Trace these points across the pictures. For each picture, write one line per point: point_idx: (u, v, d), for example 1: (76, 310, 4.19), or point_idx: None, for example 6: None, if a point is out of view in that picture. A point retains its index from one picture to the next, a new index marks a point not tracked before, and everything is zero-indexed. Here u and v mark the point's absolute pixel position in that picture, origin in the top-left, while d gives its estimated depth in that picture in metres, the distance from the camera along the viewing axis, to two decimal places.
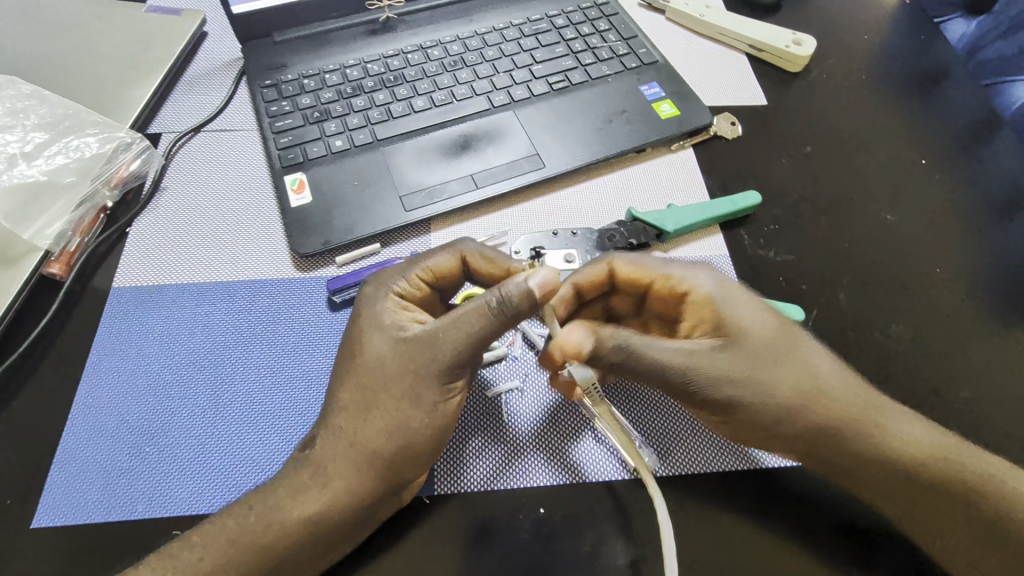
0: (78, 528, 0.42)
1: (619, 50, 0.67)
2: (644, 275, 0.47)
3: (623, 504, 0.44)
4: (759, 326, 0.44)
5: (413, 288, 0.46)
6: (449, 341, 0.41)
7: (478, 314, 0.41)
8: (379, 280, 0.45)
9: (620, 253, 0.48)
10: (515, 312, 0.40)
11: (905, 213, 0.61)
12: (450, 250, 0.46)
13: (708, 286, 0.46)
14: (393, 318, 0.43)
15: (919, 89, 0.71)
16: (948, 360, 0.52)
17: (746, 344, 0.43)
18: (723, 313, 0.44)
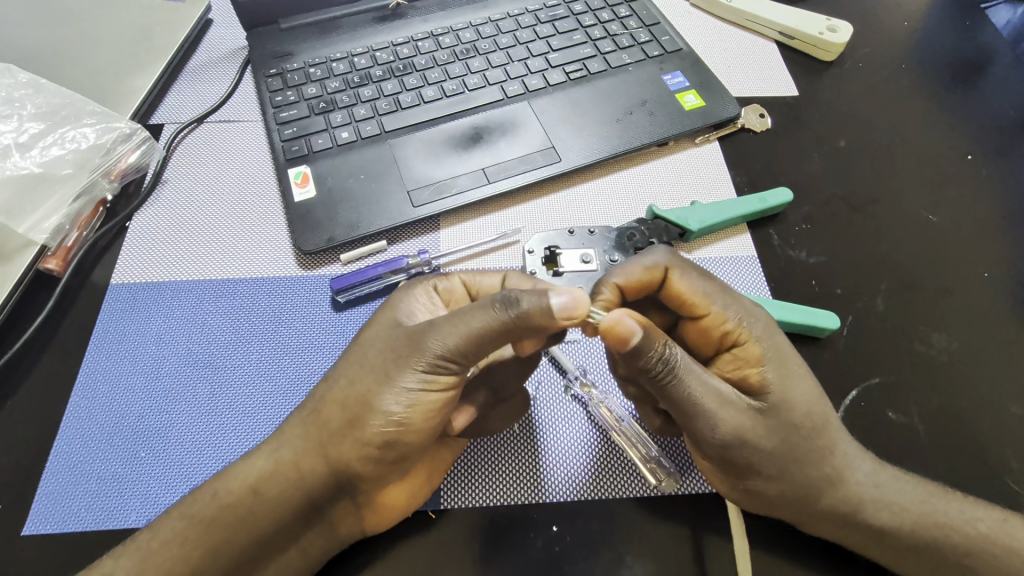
0: (68, 536, 0.40)
1: (640, 37, 0.64)
2: (707, 296, 0.41)
3: (642, 523, 0.41)
4: (804, 402, 0.38)
5: (453, 295, 0.44)
6: (443, 337, 0.37)
7: (479, 313, 0.37)
8: (420, 280, 0.44)
9: (685, 265, 0.42)
10: (519, 314, 0.36)
11: (947, 212, 0.56)
12: (499, 275, 0.45)
13: (763, 345, 0.40)
14: (416, 308, 0.42)
15: (963, 79, 0.66)
16: (995, 373, 0.48)
17: (781, 417, 0.38)
18: (770, 381, 0.38)
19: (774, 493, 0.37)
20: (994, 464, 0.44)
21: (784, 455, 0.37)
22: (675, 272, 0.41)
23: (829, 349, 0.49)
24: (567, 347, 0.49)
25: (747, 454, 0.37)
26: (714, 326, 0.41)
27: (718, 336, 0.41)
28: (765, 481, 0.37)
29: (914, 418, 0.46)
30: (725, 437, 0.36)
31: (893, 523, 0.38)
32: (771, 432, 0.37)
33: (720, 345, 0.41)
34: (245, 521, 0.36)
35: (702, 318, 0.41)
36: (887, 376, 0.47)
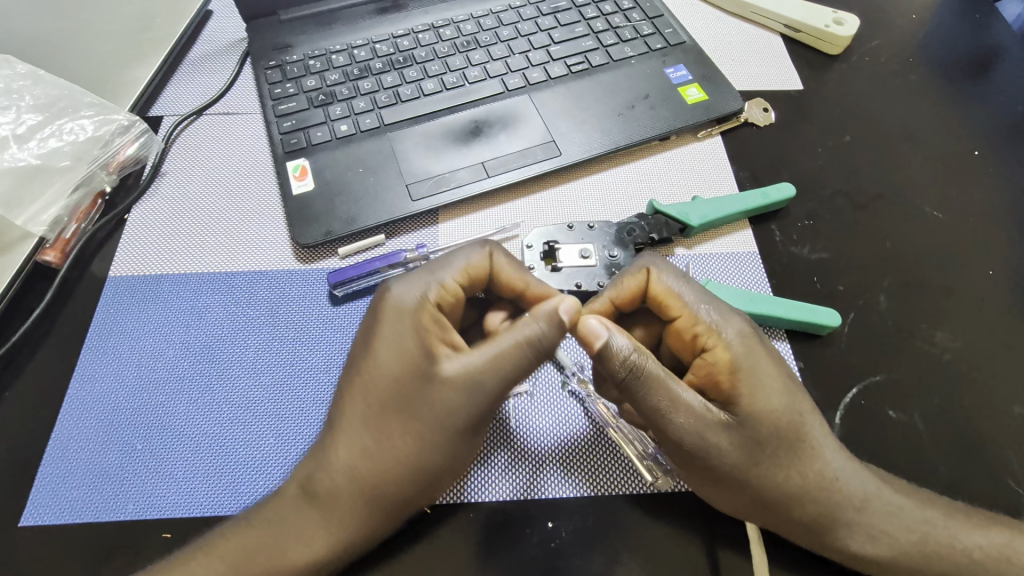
0: (64, 528, 0.40)
1: (643, 30, 0.63)
2: (685, 300, 0.41)
3: (638, 520, 0.41)
4: (776, 413, 0.38)
5: (447, 293, 0.41)
6: (479, 373, 0.37)
7: (510, 347, 0.38)
8: (409, 281, 0.40)
9: (666, 268, 0.42)
10: (546, 341, 0.39)
11: (953, 208, 0.56)
12: (481, 249, 0.43)
13: (733, 351, 0.39)
14: (418, 333, 0.38)
15: (972, 73, 0.65)
16: (998, 372, 0.48)
17: (749, 426, 0.37)
18: (738, 389, 0.38)
19: (771, 492, 0.37)
20: (995, 464, 0.44)
21: (755, 463, 0.37)
22: (654, 273, 0.42)
23: (830, 347, 0.48)
24: (565, 342, 0.49)
25: (711, 460, 0.37)
26: (685, 328, 0.40)
27: (690, 339, 0.40)
28: (758, 480, 0.37)
29: (915, 417, 0.45)
30: (689, 444, 0.37)
31: (892, 523, 0.37)
32: (741, 440, 0.37)
33: (693, 348, 0.41)
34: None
35: (675, 320, 0.41)
36: (888, 375, 0.47)
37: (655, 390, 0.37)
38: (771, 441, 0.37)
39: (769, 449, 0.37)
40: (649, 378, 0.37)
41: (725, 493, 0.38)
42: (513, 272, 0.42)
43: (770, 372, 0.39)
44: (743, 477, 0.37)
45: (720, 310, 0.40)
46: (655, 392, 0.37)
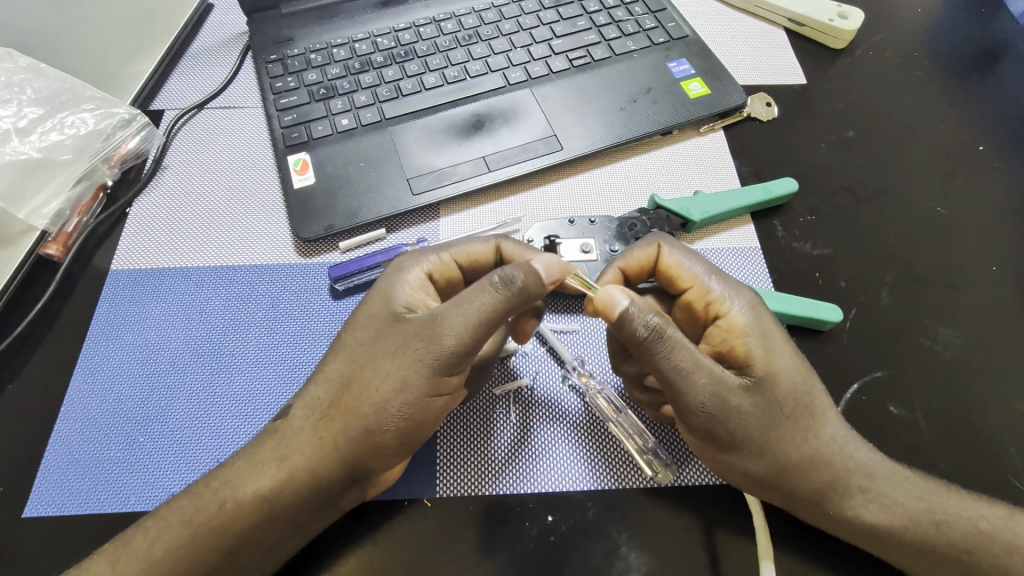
0: (68, 518, 0.41)
1: (646, 23, 0.62)
2: (697, 270, 0.41)
3: (638, 513, 0.41)
4: (789, 375, 0.38)
5: (442, 267, 0.42)
6: (451, 324, 0.36)
7: (480, 293, 0.37)
8: (414, 256, 0.42)
9: (676, 243, 0.43)
10: (523, 290, 0.37)
11: (957, 203, 0.55)
12: (487, 240, 0.43)
13: (746, 316, 0.39)
14: (406, 296, 0.40)
15: (978, 68, 0.64)
16: (1002, 367, 0.47)
17: (767, 389, 0.37)
18: (754, 352, 0.38)
19: (771, 483, 0.37)
20: (997, 459, 0.44)
21: (770, 430, 0.37)
22: (666, 246, 0.43)
23: (831, 342, 0.48)
24: (566, 336, 0.49)
25: (730, 426, 0.36)
26: (698, 298, 0.41)
27: (703, 309, 0.41)
28: (763, 459, 0.37)
29: (917, 412, 0.45)
30: (711, 409, 0.36)
31: (898, 517, 0.37)
32: (760, 404, 0.37)
33: (706, 318, 0.41)
34: (237, 503, 0.36)
35: (687, 292, 0.41)
36: (890, 370, 0.47)
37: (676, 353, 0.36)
38: (785, 406, 0.37)
39: (783, 415, 0.37)
40: (671, 341, 0.36)
41: (736, 466, 0.38)
42: (522, 256, 0.42)
43: (782, 339, 0.39)
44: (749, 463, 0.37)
45: (731, 279, 0.41)
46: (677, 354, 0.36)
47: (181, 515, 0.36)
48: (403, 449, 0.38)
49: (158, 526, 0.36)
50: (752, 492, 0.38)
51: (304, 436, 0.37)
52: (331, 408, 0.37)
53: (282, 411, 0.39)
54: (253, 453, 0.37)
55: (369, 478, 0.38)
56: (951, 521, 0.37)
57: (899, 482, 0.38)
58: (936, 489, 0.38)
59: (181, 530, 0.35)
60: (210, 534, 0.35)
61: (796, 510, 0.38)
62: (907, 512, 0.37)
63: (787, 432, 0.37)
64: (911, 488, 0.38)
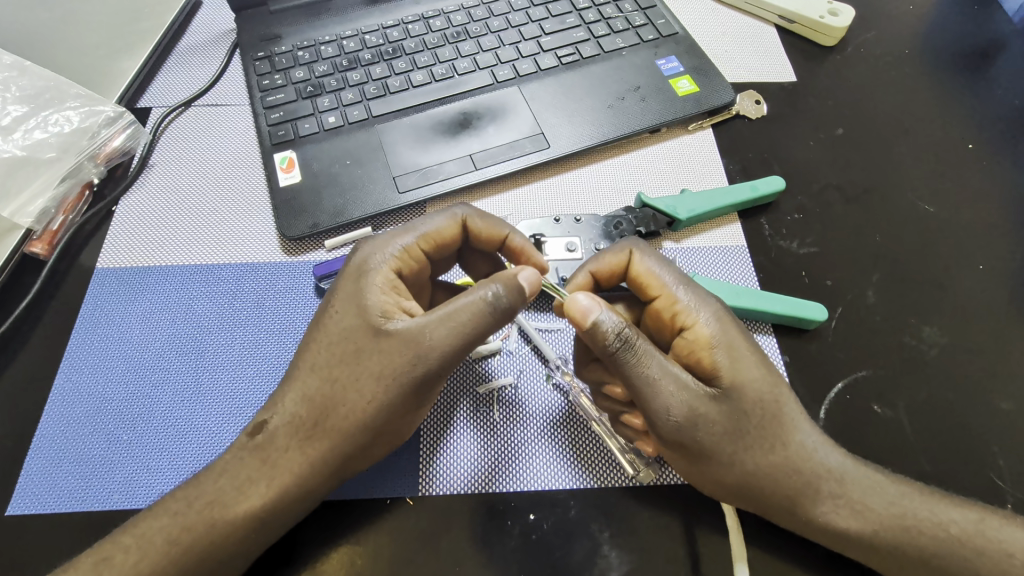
0: (51, 516, 0.41)
1: (635, 20, 0.62)
2: (664, 282, 0.41)
3: (620, 513, 0.41)
4: (755, 386, 0.38)
5: (408, 260, 0.42)
6: (438, 338, 0.37)
7: (464, 306, 0.37)
8: (377, 247, 0.42)
9: (649, 250, 0.43)
10: (510, 306, 0.38)
11: (944, 202, 0.55)
12: (450, 216, 0.43)
13: (712, 328, 0.39)
14: (379, 301, 0.39)
15: (969, 65, 0.64)
16: (986, 367, 0.47)
17: (731, 400, 0.37)
18: (719, 364, 0.38)
19: (745, 486, 0.37)
20: (979, 458, 0.44)
21: (737, 440, 0.37)
22: (635, 256, 0.43)
23: (816, 341, 0.48)
24: (551, 335, 0.49)
25: (696, 436, 0.36)
26: (665, 308, 0.41)
27: (669, 319, 0.41)
28: (734, 465, 0.37)
29: (901, 412, 0.45)
30: (677, 417, 0.36)
31: (876, 517, 0.37)
32: (725, 414, 0.37)
33: (672, 328, 0.41)
34: (225, 518, 0.36)
35: (656, 300, 0.41)
36: (875, 370, 0.47)
37: (643, 366, 0.36)
38: (752, 415, 0.37)
39: (750, 425, 0.37)
40: (637, 355, 0.37)
41: (707, 474, 0.37)
42: (487, 229, 0.44)
43: (748, 349, 0.39)
44: (726, 464, 0.37)
45: (695, 294, 0.40)
46: (643, 367, 0.37)
47: (165, 530, 0.36)
48: (383, 451, 0.40)
49: (141, 540, 0.35)
50: (725, 499, 0.38)
51: (290, 454, 0.37)
52: (317, 426, 0.37)
53: (259, 424, 0.38)
54: (236, 467, 0.37)
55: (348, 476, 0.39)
56: (931, 522, 0.37)
57: (877, 483, 0.38)
58: (915, 491, 0.39)
59: (165, 543, 0.35)
60: (194, 546, 0.35)
61: (776, 512, 0.38)
62: (885, 514, 0.37)
63: (763, 433, 0.37)
64: (889, 490, 0.38)
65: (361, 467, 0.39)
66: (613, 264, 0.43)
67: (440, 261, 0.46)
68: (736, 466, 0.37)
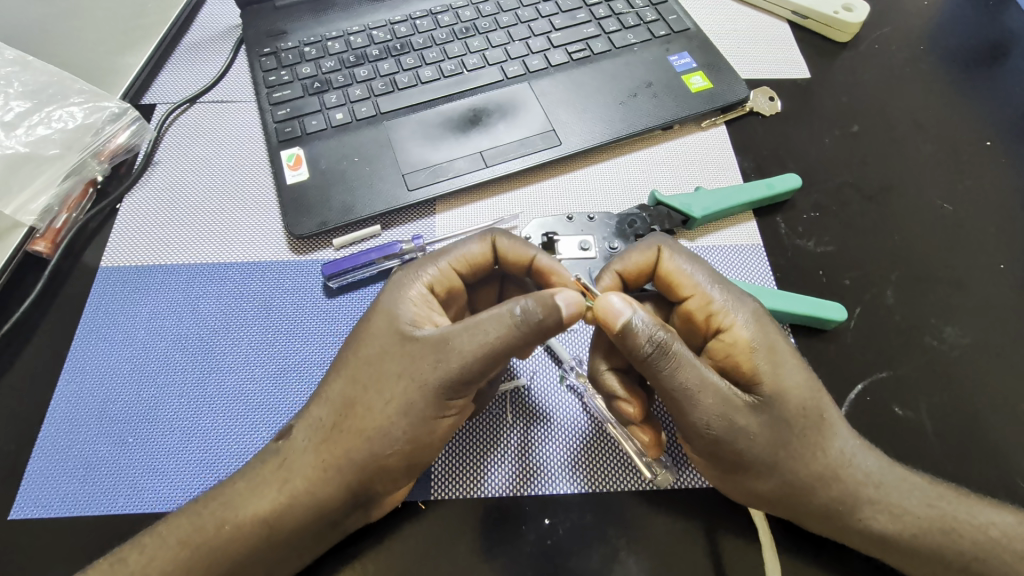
0: (55, 521, 0.40)
1: (647, 16, 0.61)
2: (699, 280, 0.40)
3: (638, 519, 0.40)
4: (798, 393, 0.37)
5: (441, 278, 0.41)
6: (463, 348, 0.35)
7: (494, 321, 0.36)
8: (418, 263, 0.42)
9: (677, 249, 0.42)
10: (540, 322, 0.36)
11: (963, 200, 0.54)
12: (486, 242, 0.42)
13: (750, 330, 0.38)
14: (409, 312, 0.39)
15: (985, 62, 0.63)
16: (1008, 369, 0.46)
17: (775, 409, 0.36)
18: (759, 368, 0.37)
19: (783, 498, 0.36)
20: (1004, 462, 0.43)
21: (780, 449, 0.36)
22: (665, 252, 0.42)
23: (835, 342, 0.47)
24: (564, 335, 0.48)
25: (734, 445, 0.35)
26: (699, 309, 0.40)
27: (704, 319, 0.40)
28: (774, 477, 0.36)
29: (923, 415, 0.44)
30: (719, 429, 0.35)
31: (904, 523, 0.36)
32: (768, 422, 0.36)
33: (707, 330, 0.40)
34: (238, 528, 0.35)
35: (687, 301, 0.40)
36: (894, 371, 0.46)
37: (680, 377, 0.35)
38: (795, 423, 0.36)
39: (792, 433, 0.36)
40: (672, 358, 0.35)
41: (741, 481, 0.37)
42: (518, 251, 0.42)
43: (786, 353, 0.38)
44: (764, 473, 0.36)
45: (730, 292, 0.40)
46: (681, 376, 0.35)
47: (179, 533, 0.35)
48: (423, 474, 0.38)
49: (156, 542, 0.35)
50: (754, 505, 0.37)
51: (307, 460, 0.36)
52: (336, 434, 0.36)
53: (285, 429, 0.38)
54: (255, 470, 0.37)
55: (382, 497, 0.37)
56: (954, 526, 0.37)
57: (903, 486, 0.37)
58: (940, 496, 0.38)
59: (178, 548, 0.35)
60: (205, 556, 0.34)
61: (808, 523, 0.37)
62: (908, 519, 0.36)
63: (804, 447, 0.36)
64: (914, 494, 0.37)
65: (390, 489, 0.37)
66: (646, 263, 0.42)
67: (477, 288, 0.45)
68: (776, 479, 0.36)
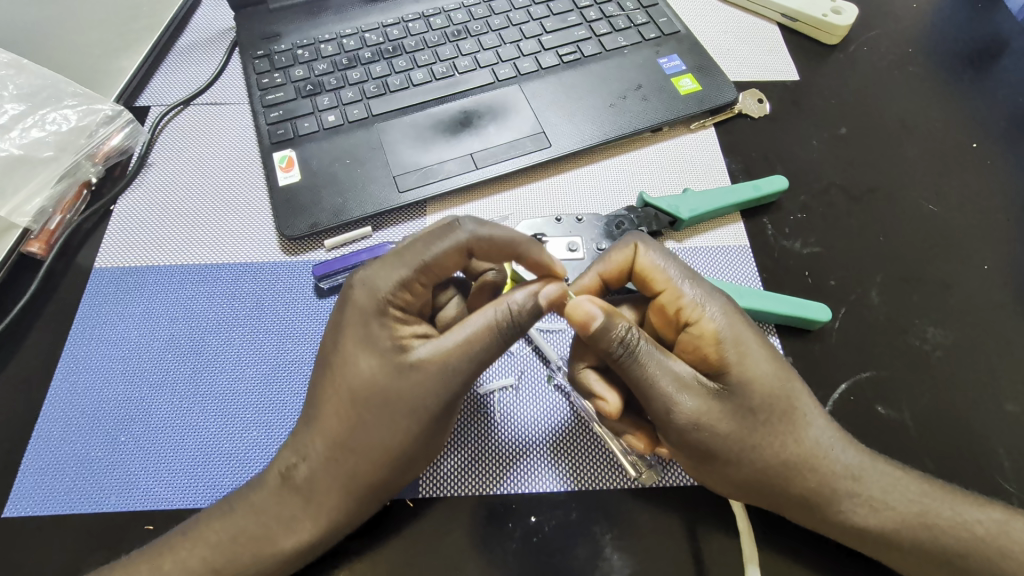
0: (48, 518, 0.40)
1: (638, 19, 0.62)
2: (671, 274, 0.41)
3: (622, 517, 0.40)
4: (764, 382, 0.37)
5: (403, 292, 0.38)
6: (455, 364, 0.37)
7: (483, 332, 0.38)
8: (378, 270, 0.38)
9: (652, 244, 0.43)
10: (521, 327, 0.38)
11: (949, 202, 0.55)
12: (454, 241, 0.39)
13: (717, 323, 0.38)
14: (389, 338, 0.37)
15: (973, 65, 0.63)
16: (991, 369, 0.47)
17: (738, 397, 0.37)
18: (726, 359, 0.37)
19: (761, 488, 0.37)
20: (985, 461, 0.43)
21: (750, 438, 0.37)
22: (641, 248, 0.42)
23: (821, 342, 0.47)
24: (552, 336, 0.49)
25: (701, 436, 0.36)
26: (670, 303, 0.40)
27: (674, 313, 0.40)
28: (749, 465, 0.37)
29: (905, 414, 0.45)
30: (685, 419, 0.36)
31: (883, 521, 0.37)
32: (741, 412, 0.37)
33: (677, 323, 0.40)
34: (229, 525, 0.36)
35: (659, 296, 0.41)
36: (878, 370, 0.46)
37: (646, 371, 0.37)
38: (760, 412, 0.37)
39: (762, 423, 0.37)
40: (638, 354, 0.37)
41: (711, 470, 0.37)
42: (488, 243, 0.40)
43: (753, 343, 0.38)
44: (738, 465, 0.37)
45: (699, 287, 0.40)
46: (647, 370, 0.37)
47: (189, 541, 0.37)
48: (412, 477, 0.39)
49: (169, 552, 0.36)
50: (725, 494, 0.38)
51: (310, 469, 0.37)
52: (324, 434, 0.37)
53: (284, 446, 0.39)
54: None
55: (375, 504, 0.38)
56: (932, 525, 0.37)
57: (884, 483, 0.38)
58: (919, 495, 0.38)
59: (191, 555, 0.36)
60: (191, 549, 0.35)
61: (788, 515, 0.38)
62: (885, 516, 0.37)
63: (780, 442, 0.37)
64: (892, 493, 0.38)
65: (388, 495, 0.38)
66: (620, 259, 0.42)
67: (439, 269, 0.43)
68: (750, 468, 0.37)
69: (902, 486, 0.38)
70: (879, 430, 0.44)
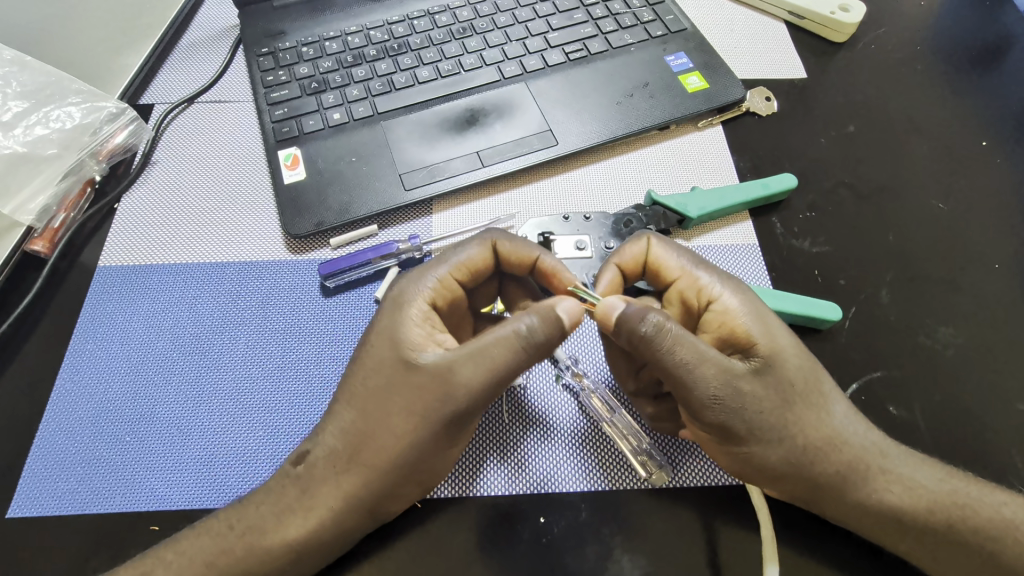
0: (52, 519, 0.40)
1: (644, 16, 0.61)
2: (685, 258, 0.42)
3: (633, 518, 0.40)
4: (793, 353, 0.38)
5: (444, 289, 0.41)
6: (469, 376, 0.36)
7: (507, 347, 0.36)
8: (409, 283, 0.41)
9: (659, 235, 0.44)
10: (546, 342, 0.37)
11: (958, 200, 0.54)
12: (479, 241, 0.42)
13: (737, 299, 0.39)
14: (417, 335, 0.39)
15: (980, 63, 0.63)
16: (1002, 369, 0.46)
17: (775, 370, 0.37)
18: (753, 333, 0.38)
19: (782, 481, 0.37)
20: (997, 461, 0.43)
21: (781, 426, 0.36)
22: (651, 237, 0.43)
23: (830, 341, 0.47)
24: None
25: (747, 409, 0.36)
26: (689, 287, 0.41)
27: (694, 295, 0.41)
28: (776, 459, 0.36)
29: (916, 414, 0.44)
30: (724, 398, 0.36)
31: (895, 522, 0.36)
32: (763, 387, 0.36)
33: (698, 307, 0.41)
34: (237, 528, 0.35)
35: (676, 283, 0.42)
36: (888, 370, 0.46)
37: (682, 355, 0.35)
38: (797, 383, 0.37)
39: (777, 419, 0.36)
40: (675, 336, 0.36)
41: (736, 452, 0.37)
42: (517, 253, 0.42)
43: (773, 316, 0.39)
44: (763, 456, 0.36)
45: (711, 268, 0.41)
46: (684, 352, 0.36)
47: (202, 545, 0.36)
48: (422, 478, 0.38)
49: (184, 550, 0.36)
50: (754, 482, 0.38)
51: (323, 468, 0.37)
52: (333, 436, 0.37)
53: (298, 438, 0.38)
54: None
55: (392, 507, 0.37)
56: (949, 527, 0.36)
57: (899, 484, 0.37)
58: (937, 497, 0.37)
59: (200, 551, 0.35)
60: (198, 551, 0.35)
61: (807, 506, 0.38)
62: (899, 517, 0.37)
63: (793, 443, 0.36)
64: (908, 496, 0.37)
65: (405, 498, 0.38)
66: (636, 250, 0.43)
67: (478, 288, 0.45)
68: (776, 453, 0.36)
69: (917, 487, 0.37)
70: (891, 431, 0.43)
